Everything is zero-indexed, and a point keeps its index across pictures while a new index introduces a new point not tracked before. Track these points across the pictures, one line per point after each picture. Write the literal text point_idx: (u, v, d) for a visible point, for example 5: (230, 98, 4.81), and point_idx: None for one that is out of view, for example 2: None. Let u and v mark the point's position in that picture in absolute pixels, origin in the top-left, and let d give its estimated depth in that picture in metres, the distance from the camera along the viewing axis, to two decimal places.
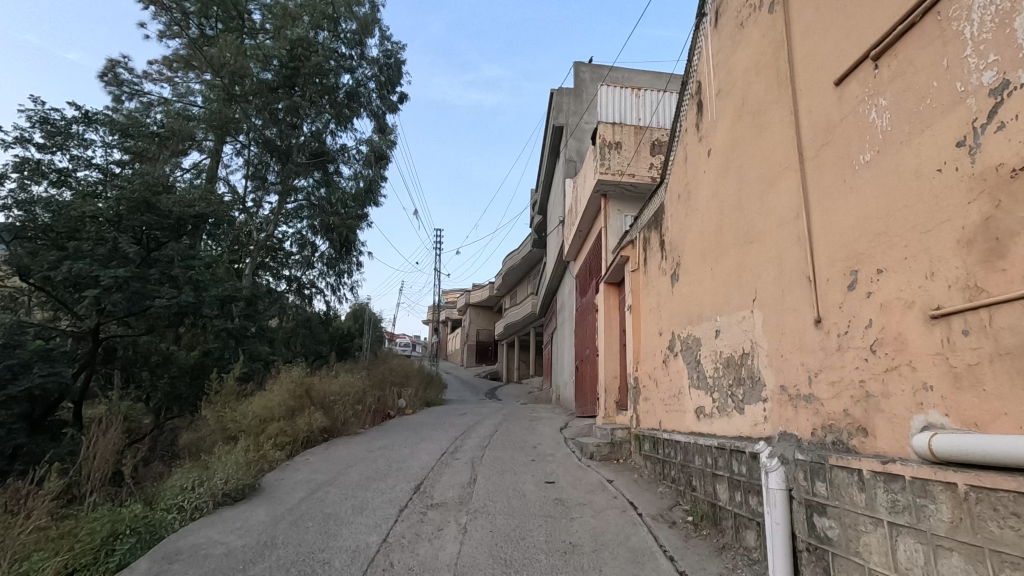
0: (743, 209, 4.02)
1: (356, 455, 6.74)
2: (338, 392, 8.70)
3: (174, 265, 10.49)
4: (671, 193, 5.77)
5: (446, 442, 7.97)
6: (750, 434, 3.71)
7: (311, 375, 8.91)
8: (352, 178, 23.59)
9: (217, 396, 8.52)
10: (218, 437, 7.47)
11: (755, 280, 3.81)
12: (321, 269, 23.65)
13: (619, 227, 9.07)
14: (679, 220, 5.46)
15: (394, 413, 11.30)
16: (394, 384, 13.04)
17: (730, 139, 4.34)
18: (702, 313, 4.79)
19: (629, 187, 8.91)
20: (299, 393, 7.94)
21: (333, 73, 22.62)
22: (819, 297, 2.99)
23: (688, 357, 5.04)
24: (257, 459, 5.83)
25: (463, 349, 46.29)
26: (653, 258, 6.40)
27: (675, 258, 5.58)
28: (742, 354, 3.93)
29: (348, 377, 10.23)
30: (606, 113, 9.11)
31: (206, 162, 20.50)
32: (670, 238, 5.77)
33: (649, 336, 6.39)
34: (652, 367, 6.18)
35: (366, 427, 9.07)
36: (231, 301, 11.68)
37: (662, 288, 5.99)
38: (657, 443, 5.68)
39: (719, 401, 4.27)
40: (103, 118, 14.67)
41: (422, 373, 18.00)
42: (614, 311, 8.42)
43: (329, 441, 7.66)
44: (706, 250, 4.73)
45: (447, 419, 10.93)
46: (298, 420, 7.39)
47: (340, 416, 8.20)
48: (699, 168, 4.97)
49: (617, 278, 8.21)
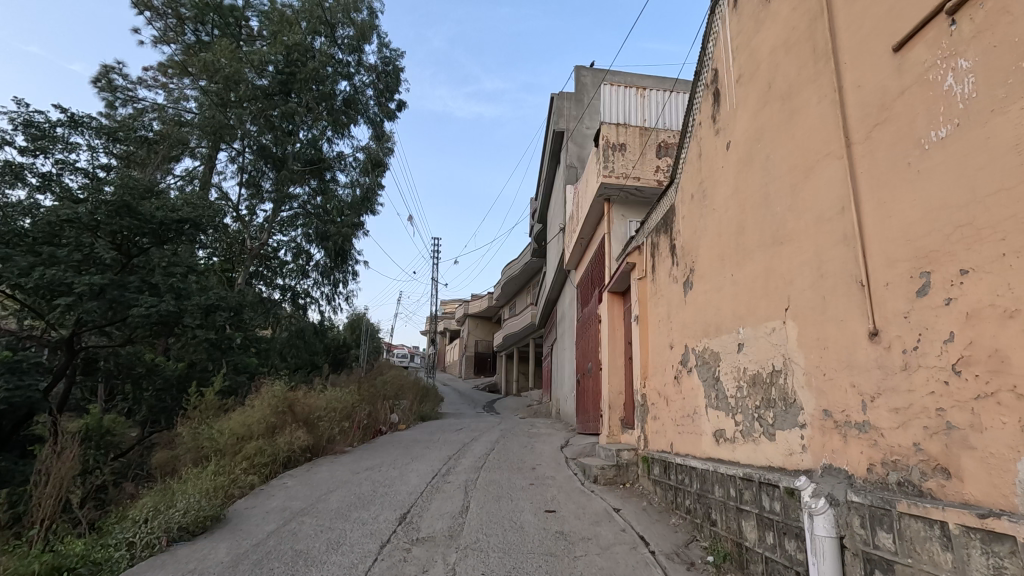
0: (771, 205, 3.53)
1: (340, 478, 6.21)
2: (325, 407, 8.18)
3: (155, 273, 10.11)
4: (682, 194, 5.29)
5: (438, 462, 7.42)
6: (782, 465, 3.21)
7: (297, 389, 8.38)
8: (349, 186, 23.16)
9: (195, 411, 7.98)
10: (192, 456, 6.93)
11: (786, 286, 3.31)
12: (316, 278, 23.14)
13: (623, 233, 8.60)
14: (693, 223, 4.97)
15: (385, 428, 10.75)
16: (387, 397, 12.51)
17: (753, 128, 3.87)
18: (720, 324, 4.28)
19: (634, 191, 8.45)
20: (283, 408, 7.42)
21: (330, 80, 22.31)
22: (874, 305, 2.49)
23: (704, 374, 4.53)
24: (225, 485, 5.27)
25: (462, 360, 45.66)
26: (662, 265, 5.91)
27: (688, 263, 5.08)
28: (771, 372, 3.43)
29: (336, 390, 9.70)
30: (610, 114, 8.68)
31: (199, 169, 20.08)
32: (682, 243, 5.29)
33: (658, 349, 5.88)
34: (662, 384, 5.66)
35: (353, 444, 8.54)
36: (215, 310, 11.16)
37: (673, 297, 5.49)
38: (668, 468, 5.16)
39: (744, 424, 3.76)
40: (91, 121, 14.23)
41: (418, 385, 17.45)
42: (617, 322, 7.92)
43: (311, 461, 7.15)
44: (724, 254, 4.24)
45: (441, 435, 10.36)
46: (278, 438, 6.87)
47: (325, 433, 7.68)
48: (716, 164, 4.51)
49: (621, 287, 7.72)
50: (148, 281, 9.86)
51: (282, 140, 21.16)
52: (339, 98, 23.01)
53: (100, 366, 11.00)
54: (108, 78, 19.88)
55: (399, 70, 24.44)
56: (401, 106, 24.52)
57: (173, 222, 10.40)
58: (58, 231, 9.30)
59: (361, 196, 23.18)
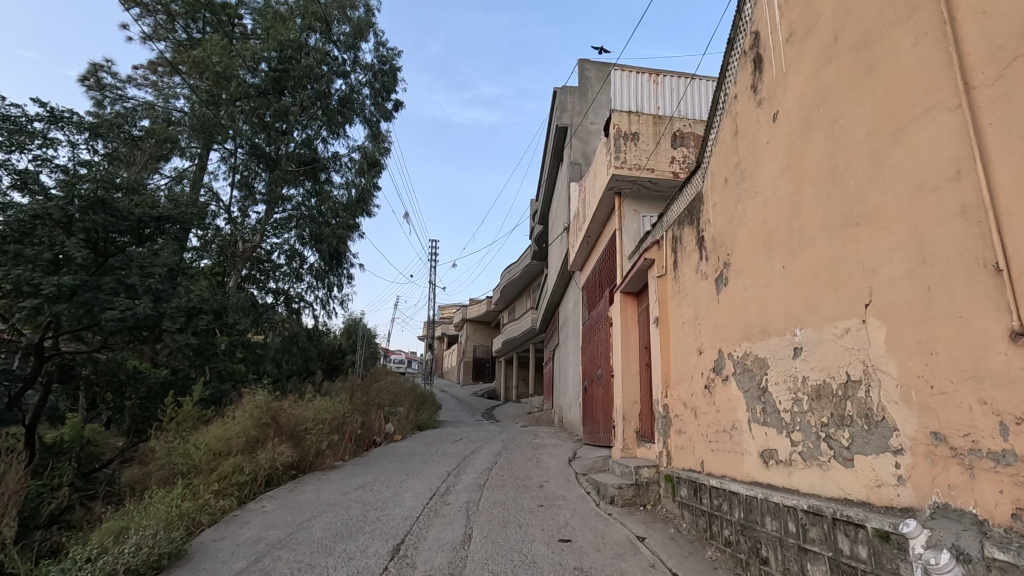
0: (840, 179, 2.92)
1: (327, 499, 5.55)
2: (313, 418, 7.52)
3: (132, 273, 9.40)
4: (713, 179, 4.67)
5: (437, 478, 6.76)
6: (866, 498, 2.58)
7: (284, 399, 7.74)
8: (345, 187, 22.54)
9: (172, 423, 7.32)
10: (164, 475, 6.27)
11: (866, 277, 2.68)
12: (311, 282, 22.47)
13: (636, 229, 7.99)
14: (728, 210, 4.35)
15: (380, 440, 10.10)
16: (382, 405, 11.84)
17: (811, 91, 3.26)
18: (768, 326, 3.65)
19: (647, 184, 7.84)
20: (267, 420, 6.78)
21: (325, 77, 21.73)
22: (1017, 295, 1.88)
23: (745, 384, 3.91)
24: (191, 511, 4.61)
25: (460, 366, 44.90)
26: (687, 261, 5.29)
27: (722, 257, 4.46)
28: (844, 384, 2.81)
29: (326, 399, 9.04)
30: (621, 102, 8.06)
31: (189, 168, 19.42)
32: (713, 235, 4.66)
33: (683, 354, 5.26)
34: (688, 395, 5.05)
35: (345, 459, 7.89)
36: (197, 316, 10.28)
37: (703, 296, 4.85)
38: (699, 490, 4.53)
39: (804, 446, 3.14)
40: (73, 117, 13.57)
41: (415, 392, 16.80)
42: (631, 325, 7.28)
43: (297, 478, 6.49)
44: (773, 244, 3.62)
45: (439, 446, 9.70)
46: (259, 454, 6.23)
47: (312, 447, 7.02)
48: (758, 140, 3.90)
49: (636, 287, 7.10)
50: (124, 282, 9.19)
51: (276, 139, 20.59)
52: (335, 97, 22.45)
53: (76, 374, 10.21)
54: (97, 76, 19.23)
55: (397, 68, 23.85)
56: (398, 105, 23.94)
57: (151, 220, 9.84)
58: (29, 228, 8.64)
59: (357, 197, 22.53)
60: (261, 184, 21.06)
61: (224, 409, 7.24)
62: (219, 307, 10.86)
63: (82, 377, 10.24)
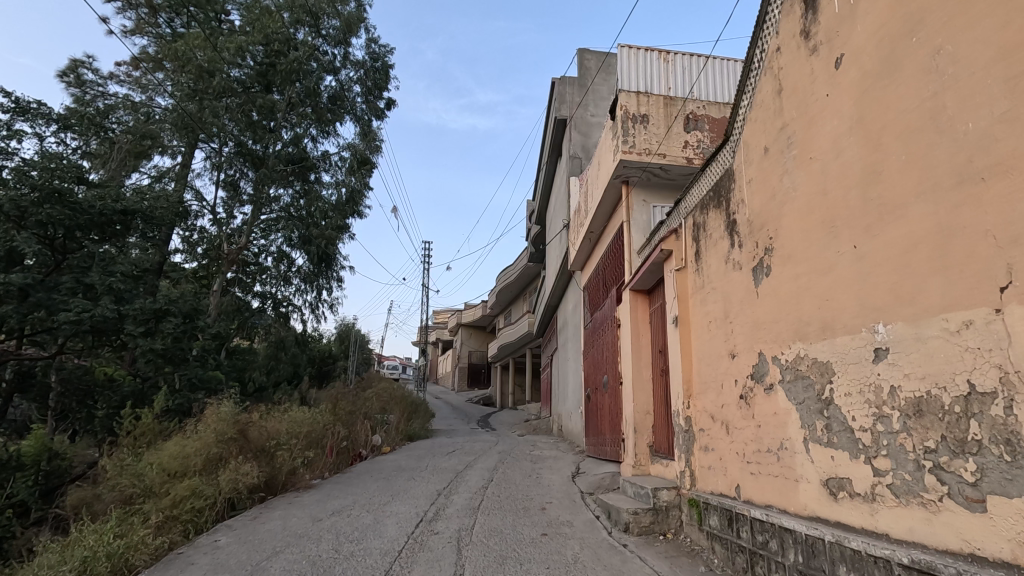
0: (951, 122, 2.21)
1: (296, 528, 4.79)
2: (287, 431, 6.76)
3: (92, 271, 8.61)
4: (749, 151, 3.95)
5: (425, 500, 5.99)
6: (1011, 559, 1.86)
7: (257, 411, 6.98)
8: (334, 187, 21.60)
9: (127, 437, 6.52)
10: (111, 499, 5.49)
11: (998, 250, 1.97)
12: (299, 285, 21.63)
13: (645, 221, 7.26)
14: (772, 185, 3.62)
15: (365, 452, 9.36)
16: (371, 415, 11.05)
17: (895, 18, 2.56)
18: (832, 322, 2.91)
19: (658, 172, 7.13)
20: (235, 434, 6.04)
21: (313, 73, 20.97)
22: None
23: (799, 395, 3.18)
24: (123, 550, 3.88)
25: (454, 373, 43.93)
26: (715, 249, 4.55)
27: (762, 241, 3.73)
28: (967, 399, 2.08)
29: (305, 409, 8.24)
30: (630, 81, 7.34)
31: (171, 168, 18.59)
32: (750, 217, 3.92)
33: (709, 358, 4.52)
34: (717, 407, 4.31)
35: (323, 477, 7.12)
36: (162, 318, 9.43)
37: (736, 289, 4.11)
38: (734, 520, 3.79)
39: (896, 477, 2.41)
40: (45, 110, 12.81)
41: (407, 400, 15.98)
42: (643, 326, 6.54)
43: (264, 502, 5.73)
44: (837, 218, 2.89)
45: (430, 460, 8.89)
46: (221, 475, 5.45)
47: (284, 465, 6.24)
48: (812, 95, 3.19)
49: (648, 284, 6.37)
50: (83, 281, 8.41)
51: (263, 137, 19.78)
52: (324, 95, 21.72)
53: (39, 381, 9.54)
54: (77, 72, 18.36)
55: (388, 65, 23.07)
56: (391, 104, 23.20)
57: (115, 214, 9.10)
58: None
59: (347, 198, 21.64)
60: (247, 184, 20.28)
61: (185, 421, 6.46)
62: (191, 309, 10.09)
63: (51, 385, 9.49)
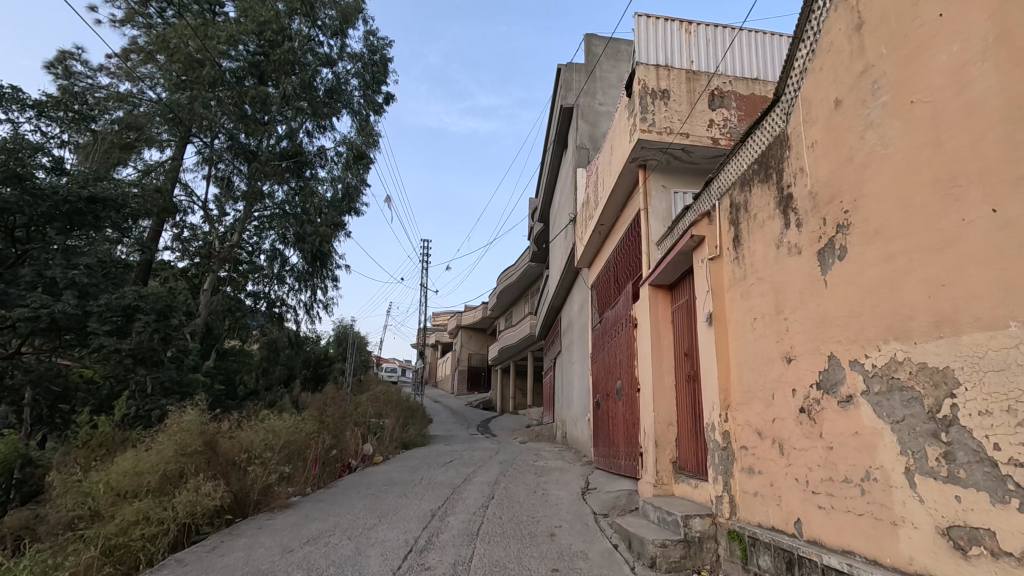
0: None
1: (260, 562, 4.04)
2: (264, 442, 6.02)
3: (54, 263, 8.00)
4: (813, 107, 3.22)
5: (417, 523, 5.23)
6: None
7: (234, 420, 6.25)
8: (330, 184, 20.82)
9: (80, 447, 5.75)
10: (51, 524, 4.74)
11: None
12: (293, 284, 20.86)
13: (665, 208, 6.52)
14: (847, 144, 2.88)
15: (355, 464, 8.65)
16: (363, 421, 10.31)
17: None
18: (953, 317, 2.17)
19: (679, 154, 6.40)
20: (204, 447, 5.30)
21: (308, 65, 20.29)
22: None
23: (897, 410, 2.43)
24: None
25: (453, 376, 43.07)
26: (761, 232, 3.81)
27: (833, 217, 2.99)
28: None
29: (286, 415, 7.47)
30: (648, 54, 6.60)
31: (163, 163, 17.82)
32: (814, 187, 3.17)
33: (756, 363, 3.78)
34: (765, 423, 3.58)
35: (304, 494, 6.37)
36: (133, 317, 8.74)
37: (792, 279, 3.38)
38: (796, 565, 3.03)
39: None
40: (24, 98, 12.09)
41: (403, 404, 15.22)
42: (663, 325, 5.79)
43: (230, 526, 4.99)
44: (961, 175, 2.16)
45: (425, 472, 8.11)
46: (179, 494, 4.71)
47: (257, 481, 5.50)
48: (914, 22, 2.46)
49: (671, 278, 5.64)
50: (42, 275, 7.78)
51: (255, 130, 18.83)
52: (321, 88, 21.06)
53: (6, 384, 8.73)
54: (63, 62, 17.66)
55: (387, 58, 22.32)
56: (389, 98, 22.48)
57: (81, 201, 8.40)
58: None
59: (342, 195, 20.86)
60: (240, 180, 19.57)
61: (146, 430, 5.70)
62: (166, 306, 9.24)
63: (24, 392, 8.51)
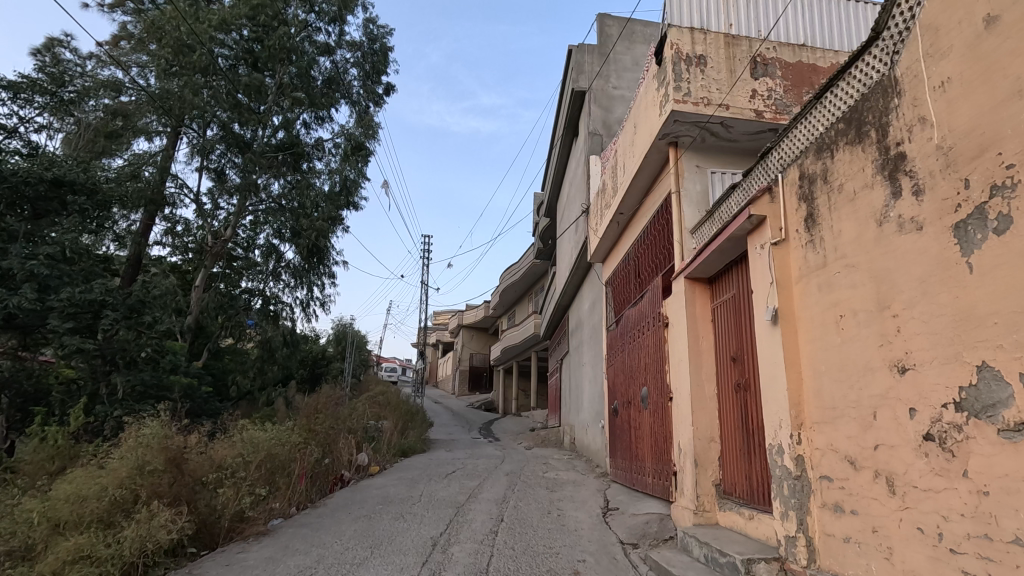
0: None
1: None
2: (237, 459, 5.23)
3: (11, 252, 7.36)
4: (943, 32, 2.43)
5: (414, 558, 4.41)
6: None
7: (208, 431, 5.48)
8: (327, 176, 19.96)
9: (23, 462, 4.95)
10: None
11: None
12: (288, 281, 20.04)
13: (700, 191, 5.71)
14: (1010, 72, 2.10)
15: (348, 475, 7.90)
16: (360, 428, 9.55)
17: None
18: None
19: (717, 129, 5.60)
20: (170, 466, 4.51)
21: (305, 54, 19.52)
22: None
23: None
24: None
25: (455, 376, 42.19)
26: (851, 207, 3.00)
27: (983, 177, 2.19)
28: None
29: (270, 424, 6.68)
30: (681, 16, 5.79)
31: (157, 155, 16.92)
32: (946, 140, 2.38)
33: (846, 373, 2.97)
34: (862, 451, 2.79)
35: (285, 516, 5.59)
36: (100, 313, 8.03)
37: (905, 266, 2.58)
38: None
39: None
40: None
41: (403, 407, 14.45)
42: (702, 324, 5.00)
43: (192, 562, 4.21)
44: None
45: (426, 487, 7.31)
46: (129, 526, 3.90)
47: (227, 506, 4.70)
48: None
49: (712, 270, 4.85)
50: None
51: (249, 120, 17.93)
52: (319, 78, 20.27)
53: None
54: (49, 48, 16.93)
55: (388, 47, 21.49)
56: (389, 89, 21.68)
57: (45, 183, 7.87)
58: None
59: (340, 188, 20.00)
60: (234, 172, 18.71)
61: (100, 444, 4.89)
62: (139, 301, 8.57)
63: None
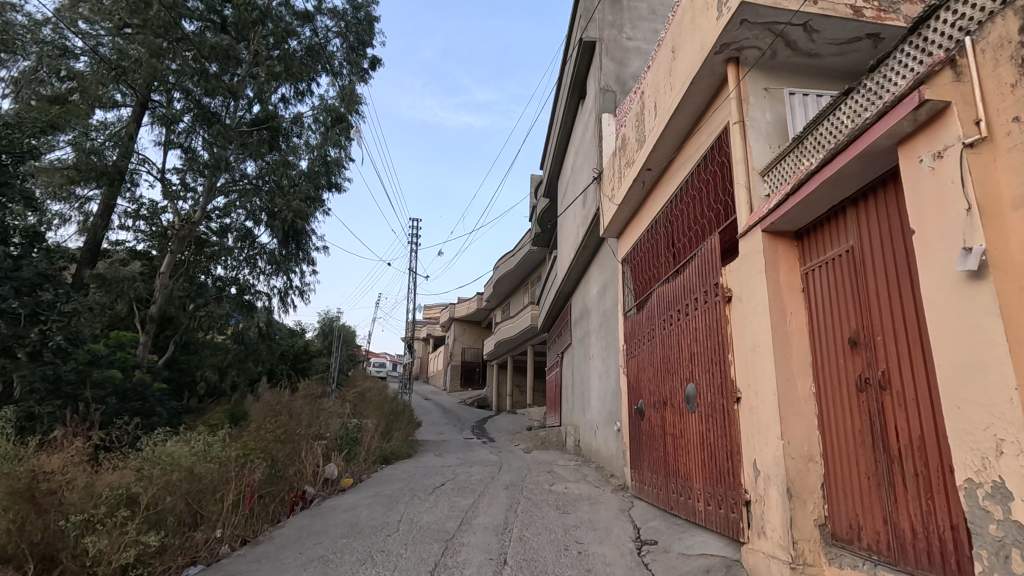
0: None
1: None
2: (128, 487, 3.75)
3: None
4: None
5: None
6: None
7: (93, 450, 4.01)
8: (306, 154, 18.27)
9: None
10: None
11: None
12: (264, 267, 18.33)
13: (770, 121, 4.24)
14: None
15: (310, 492, 6.37)
16: (331, 432, 8.01)
17: None
18: None
19: (798, 35, 4.10)
20: (12, 504, 3.02)
21: (282, 20, 17.79)
22: None
23: None
24: None
25: (446, 372, 40.46)
26: None
27: None
28: None
29: (204, 436, 5.18)
30: None
31: (118, 127, 14.99)
32: None
33: None
34: None
35: (208, 562, 4.06)
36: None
37: None
38: None
39: None
40: None
41: (388, 406, 12.88)
42: (790, 295, 3.56)
43: None
44: None
45: (406, 510, 5.77)
46: None
47: (99, 557, 3.21)
48: None
49: (811, 217, 3.39)
50: None
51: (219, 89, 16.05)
52: (299, 48, 18.60)
53: None
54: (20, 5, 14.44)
55: (373, 17, 19.86)
56: (375, 63, 20.05)
57: None
58: None
59: (320, 166, 18.31)
60: (202, 149, 16.77)
61: None
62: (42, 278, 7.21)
63: None
